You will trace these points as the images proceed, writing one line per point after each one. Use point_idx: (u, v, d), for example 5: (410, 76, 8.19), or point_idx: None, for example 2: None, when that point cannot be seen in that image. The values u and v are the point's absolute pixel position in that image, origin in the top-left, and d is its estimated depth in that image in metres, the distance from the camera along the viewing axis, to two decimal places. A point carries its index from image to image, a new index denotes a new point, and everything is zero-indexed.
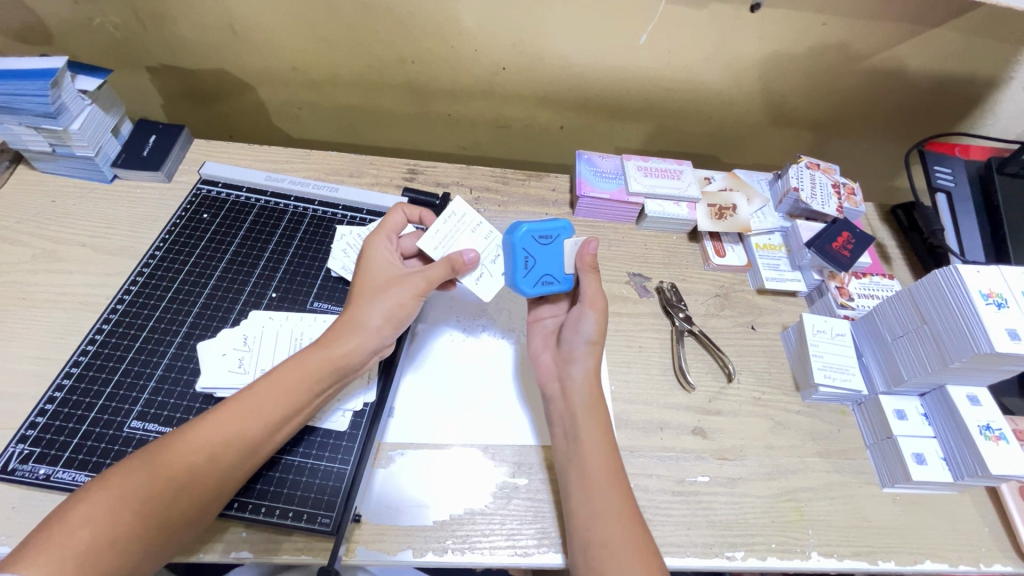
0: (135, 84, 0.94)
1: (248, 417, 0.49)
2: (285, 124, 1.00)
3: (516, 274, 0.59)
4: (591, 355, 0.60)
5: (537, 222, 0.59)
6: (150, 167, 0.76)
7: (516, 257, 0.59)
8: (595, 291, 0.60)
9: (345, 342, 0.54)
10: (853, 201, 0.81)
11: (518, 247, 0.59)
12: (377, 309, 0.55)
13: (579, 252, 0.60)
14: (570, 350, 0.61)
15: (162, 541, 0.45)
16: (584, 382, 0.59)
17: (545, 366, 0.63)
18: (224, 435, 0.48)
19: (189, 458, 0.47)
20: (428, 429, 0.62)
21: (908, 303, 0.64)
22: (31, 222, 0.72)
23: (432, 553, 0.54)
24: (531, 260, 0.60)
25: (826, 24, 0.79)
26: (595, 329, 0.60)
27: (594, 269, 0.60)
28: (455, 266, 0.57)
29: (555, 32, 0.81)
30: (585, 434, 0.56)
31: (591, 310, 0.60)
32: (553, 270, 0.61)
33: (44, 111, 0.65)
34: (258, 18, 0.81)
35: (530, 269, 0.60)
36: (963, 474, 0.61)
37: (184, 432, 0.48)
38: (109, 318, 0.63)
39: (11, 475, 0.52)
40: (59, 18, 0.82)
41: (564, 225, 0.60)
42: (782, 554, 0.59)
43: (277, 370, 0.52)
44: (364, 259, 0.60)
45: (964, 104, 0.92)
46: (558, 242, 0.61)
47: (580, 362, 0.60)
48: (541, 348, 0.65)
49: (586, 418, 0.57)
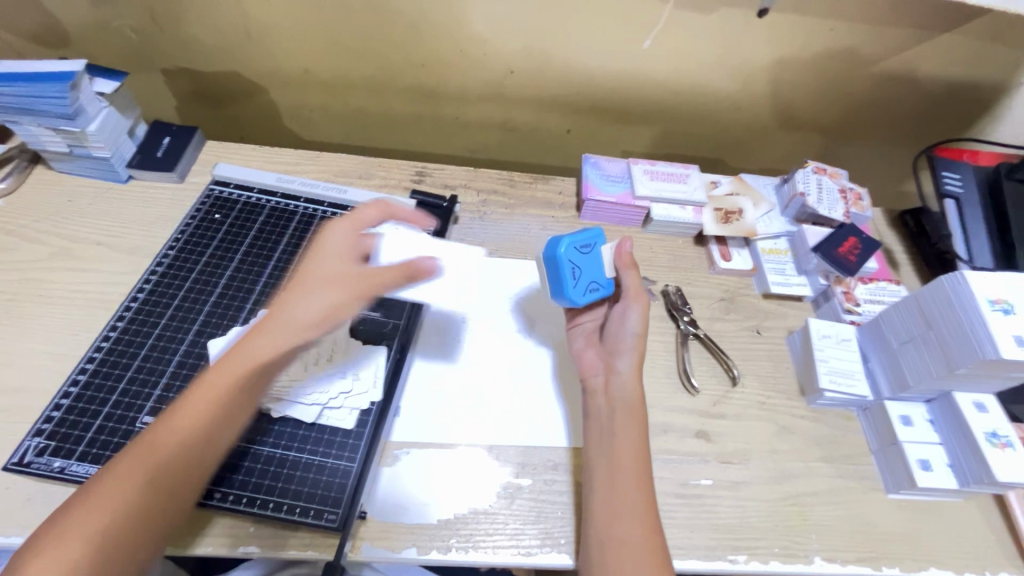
0: (150, 86, 0.95)
1: (210, 404, 0.50)
2: (295, 127, 1.02)
3: (567, 284, 0.60)
4: (637, 348, 0.61)
5: (576, 234, 0.61)
6: (164, 167, 0.78)
7: (564, 270, 0.60)
8: (637, 286, 0.62)
9: (281, 316, 0.53)
10: (860, 206, 0.81)
11: (564, 260, 0.60)
12: (314, 301, 0.53)
13: (618, 251, 0.63)
14: (616, 344, 0.62)
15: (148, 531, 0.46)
16: (628, 376, 0.60)
17: (589, 363, 0.64)
18: (188, 422, 0.49)
19: (161, 449, 0.48)
20: (466, 423, 0.63)
21: (916, 309, 0.64)
22: (49, 221, 0.73)
23: (436, 551, 0.55)
24: (577, 272, 0.60)
25: (834, 29, 0.79)
26: (639, 322, 0.61)
27: (633, 266, 0.63)
28: (414, 275, 0.54)
29: (562, 36, 0.82)
30: (622, 424, 0.57)
31: (636, 304, 0.61)
32: (598, 277, 0.62)
33: (63, 113, 0.66)
34: (271, 21, 0.82)
35: (578, 279, 0.61)
36: (968, 481, 0.60)
37: (157, 424, 0.49)
38: (124, 315, 0.64)
39: (27, 468, 0.54)
40: (78, 21, 0.84)
41: (597, 232, 0.62)
42: (785, 558, 0.59)
43: (225, 357, 0.52)
44: (316, 242, 0.57)
45: (973, 110, 0.92)
46: (596, 249, 0.63)
47: (626, 355, 0.61)
48: (584, 346, 0.66)
49: (626, 412, 0.58)
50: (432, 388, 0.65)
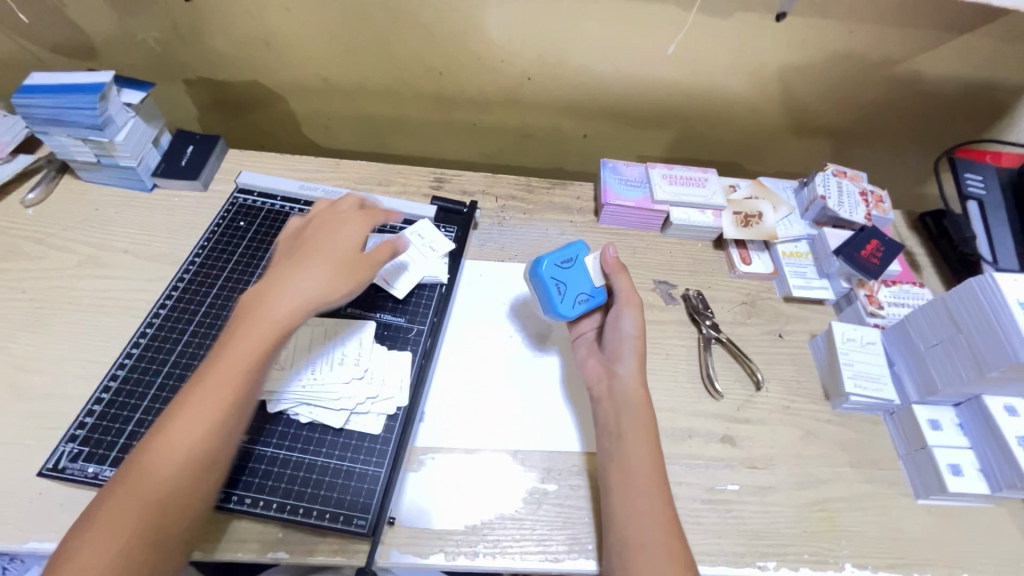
0: (172, 96, 0.97)
1: (212, 402, 0.48)
2: (313, 134, 1.03)
3: (552, 301, 0.62)
4: (636, 351, 0.61)
5: (556, 251, 0.63)
6: (188, 176, 0.79)
7: (549, 287, 0.62)
8: (629, 289, 0.62)
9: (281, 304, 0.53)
10: (881, 209, 0.81)
11: (547, 278, 0.62)
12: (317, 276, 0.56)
13: (602, 258, 0.63)
14: (616, 350, 0.62)
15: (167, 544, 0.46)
16: (631, 379, 0.59)
17: (591, 371, 0.64)
18: (194, 433, 0.47)
19: (164, 467, 0.46)
20: (476, 428, 0.63)
21: (944, 312, 0.63)
22: (77, 230, 0.74)
23: (463, 557, 0.55)
24: (562, 286, 0.62)
25: (852, 32, 0.79)
26: (635, 326, 0.62)
27: (622, 270, 0.63)
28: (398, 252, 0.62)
29: (579, 42, 0.82)
30: (629, 428, 0.57)
31: (627, 308, 0.62)
32: (586, 288, 0.63)
33: (92, 123, 0.68)
34: (292, 31, 0.83)
35: (564, 294, 0.62)
36: (1000, 486, 0.59)
37: (150, 443, 0.47)
38: (153, 322, 0.65)
39: (62, 473, 0.54)
40: (104, 34, 0.86)
41: (579, 245, 0.64)
42: (814, 564, 0.58)
43: (218, 355, 0.50)
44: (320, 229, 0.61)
45: (993, 111, 0.91)
46: (579, 262, 0.64)
47: (626, 359, 0.60)
48: (586, 355, 0.65)
49: (633, 415, 0.57)
50: (437, 395, 0.65)
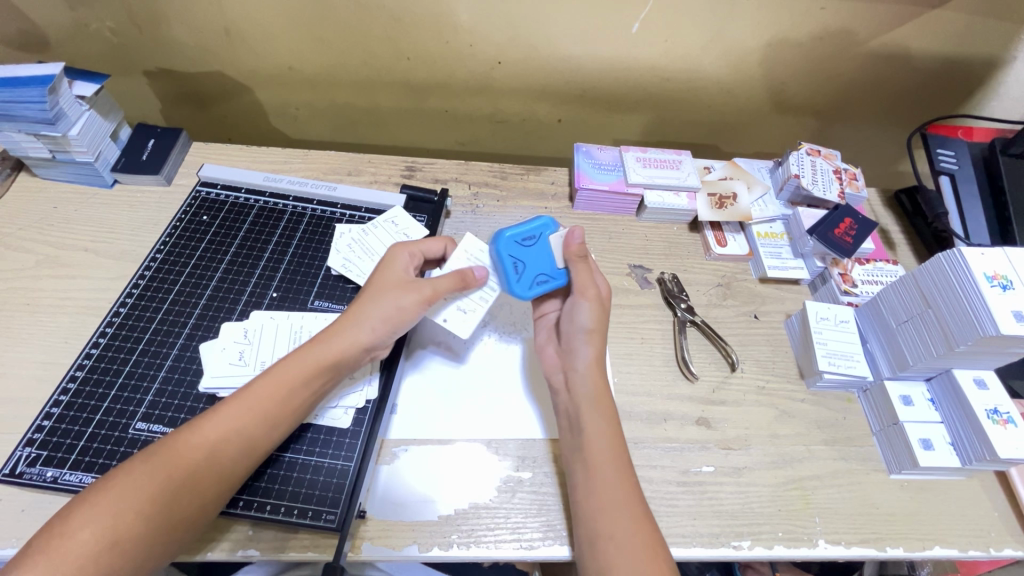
0: (134, 89, 0.94)
1: (245, 416, 0.50)
2: (283, 125, 1.01)
3: (510, 279, 0.60)
4: (592, 343, 0.59)
5: (518, 226, 0.60)
6: (149, 170, 0.76)
7: (505, 264, 0.60)
8: (586, 281, 0.60)
9: (341, 339, 0.55)
10: (855, 186, 0.80)
11: (502, 255, 0.60)
12: (378, 306, 0.56)
13: (567, 241, 0.60)
14: (570, 341, 0.61)
15: (164, 538, 0.46)
16: (587, 371, 0.58)
17: (549, 360, 0.63)
18: (221, 433, 0.49)
19: (187, 459, 0.47)
20: (445, 422, 0.62)
21: (912, 287, 0.63)
22: (34, 228, 0.72)
23: (437, 548, 0.54)
24: (520, 265, 0.60)
25: (824, 9, 0.78)
26: (591, 318, 0.59)
27: (583, 258, 0.60)
28: (467, 281, 0.58)
29: (549, 24, 0.80)
30: (590, 423, 0.56)
31: (583, 300, 0.59)
32: (545, 268, 0.61)
33: (43, 118, 0.65)
34: (252, 18, 0.81)
35: (522, 273, 0.60)
36: (970, 459, 0.60)
37: (182, 435, 0.48)
38: (112, 321, 0.63)
39: (19, 478, 0.53)
40: (56, 25, 0.82)
41: (545, 222, 0.61)
42: (788, 542, 0.58)
43: (284, 365, 0.53)
44: (382, 264, 0.60)
45: (967, 85, 0.91)
46: (545, 239, 0.61)
47: (580, 351, 0.59)
48: (546, 342, 0.65)
49: (591, 406, 0.57)
50: (410, 389, 0.64)
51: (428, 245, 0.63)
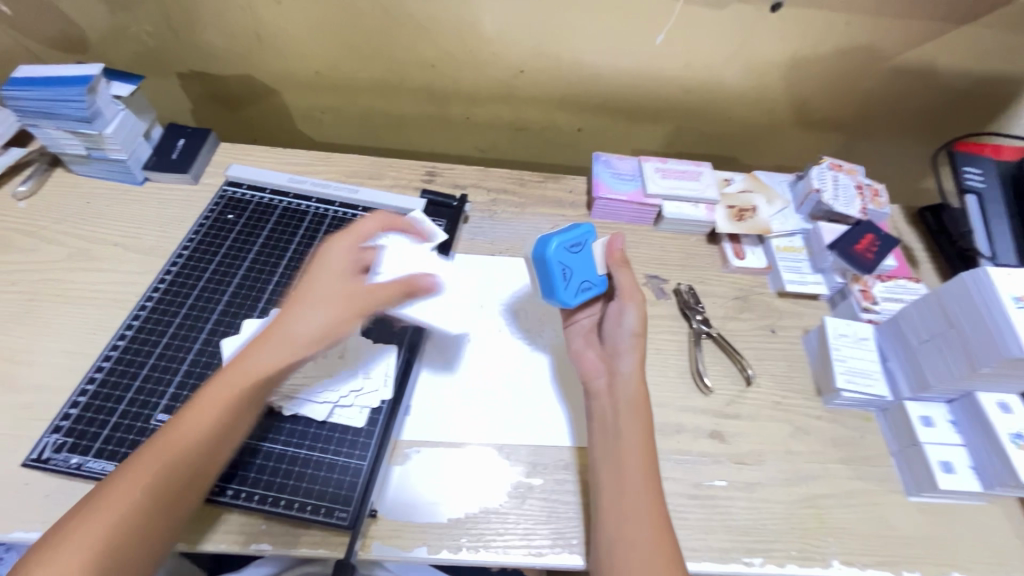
0: (166, 90, 0.97)
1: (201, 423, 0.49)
2: (307, 128, 1.03)
3: (557, 286, 0.59)
4: (637, 348, 0.61)
5: (565, 232, 0.59)
6: (179, 169, 0.79)
7: (554, 270, 0.58)
8: (631, 285, 0.62)
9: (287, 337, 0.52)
10: (878, 203, 0.79)
11: (554, 261, 0.58)
12: (329, 292, 0.55)
13: (607, 247, 0.63)
14: (615, 344, 0.62)
15: (150, 536, 0.46)
16: (632, 375, 0.59)
17: (590, 365, 0.62)
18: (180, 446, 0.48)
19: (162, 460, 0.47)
20: (472, 423, 0.63)
21: (936, 306, 0.62)
22: (68, 222, 0.75)
23: (446, 550, 0.55)
24: (567, 271, 0.59)
25: (849, 24, 0.78)
26: (637, 321, 0.61)
27: (625, 264, 0.63)
28: (413, 290, 0.57)
29: (572, 33, 0.81)
30: (627, 428, 0.56)
31: (631, 304, 0.61)
32: (589, 276, 0.61)
33: (81, 116, 0.67)
34: (282, 24, 0.83)
35: (569, 280, 0.59)
36: (992, 484, 0.59)
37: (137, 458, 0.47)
38: (139, 314, 0.65)
39: (45, 464, 0.54)
40: (97, 27, 0.86)
41: (586, 229, 0.61)
42: (801, 561, 0.57)
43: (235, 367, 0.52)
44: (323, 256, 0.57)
45: (994, 104, 0.90)
46: (587, 247, 0.61)
47: (626, 356, 0.60)
48: (585, 347, 0.64)
49: (632, 412, 0.57)
50: (437, 389, 0.65)
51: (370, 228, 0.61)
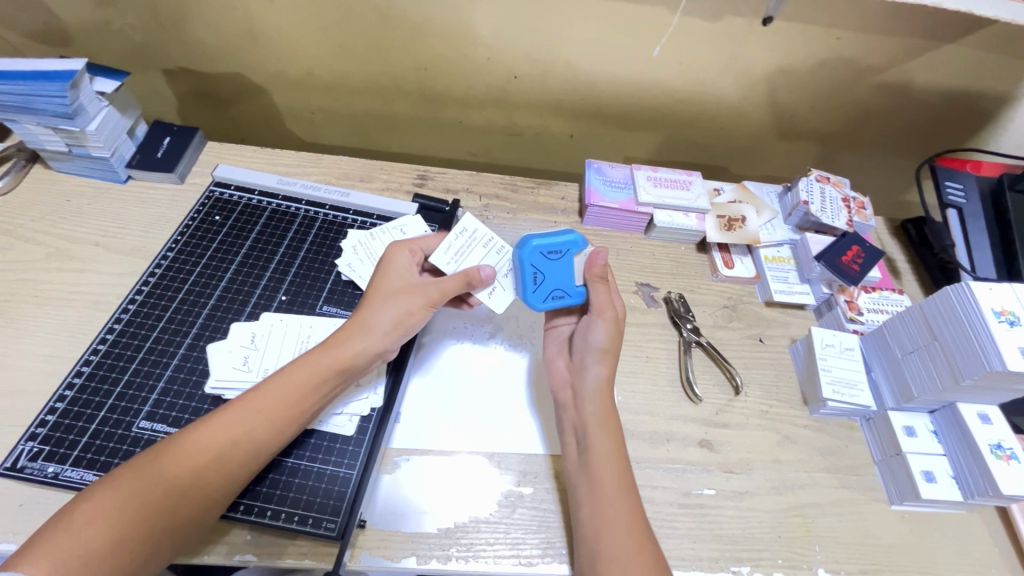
0: (152, 85, 0.95)
1: (253, 418, 0.50)
2: (297, 128, 1.01)
3: (526, 288, 0.60)
4: (603, 363, 0.60)
5: (549, 237, 0.60)
6: (164, 168, 0.77)
7: (525, 273, 0.60)
8: (605, 301, 0.61)
9: (351, 344, 0.55)
10: (863, 215, 0.81)
11: (526, 264, 0.60)
12: (386, 313, 0.57)
13: (589, 262, 0.61)
14: (582, 359, 0.62)
15: (158, 546, 0.45)
16: (596, 392, 0.59)
17: (558, 374, 0.64)
18: (229, 436, 0.49)
19: (190, 458, 0.47)
20: (445, 433, 0.62)
21: (919, 319, 0.64)
22: (46, 221, 0.72)
23: (435, 561, 0.54)
24: (540, 277, 0.60)
25: (838, 38, 0.79)
26: (606, 337, 0.60)
27: (603, 280, 0.61)
28: (472, 282, 0.58)
29: (566, 40, 0.81)
30: (599, 445, 0.56)
31: (601, 320, 0.60)
32: (564, 285, 0.61)
33: (63, 112, 0.65)
34: (273, 22, 0.82)
35: (539, 285, 0.60)
36: (973, 493, 0.60)
37: (188, 436, 0.48)
38: (121, 318, 0.63)
39: (20, 473, 0.53)
40: (79, 20, 0.83)
41: (574, 239, 0.60)
42: (788, 570, 0.58)
43: (299, 368, 0.53)
44: (383, 265, 0.61)
45: (975, 120, 0.92)
46: (569, 257, 0.61)
47: (591, 370, 0.60)
48: (556, 355, 0.65)
49: (599, 427, 0.57)
50: (419, 398, 0.64)
51: (427, 242, 0.64)
